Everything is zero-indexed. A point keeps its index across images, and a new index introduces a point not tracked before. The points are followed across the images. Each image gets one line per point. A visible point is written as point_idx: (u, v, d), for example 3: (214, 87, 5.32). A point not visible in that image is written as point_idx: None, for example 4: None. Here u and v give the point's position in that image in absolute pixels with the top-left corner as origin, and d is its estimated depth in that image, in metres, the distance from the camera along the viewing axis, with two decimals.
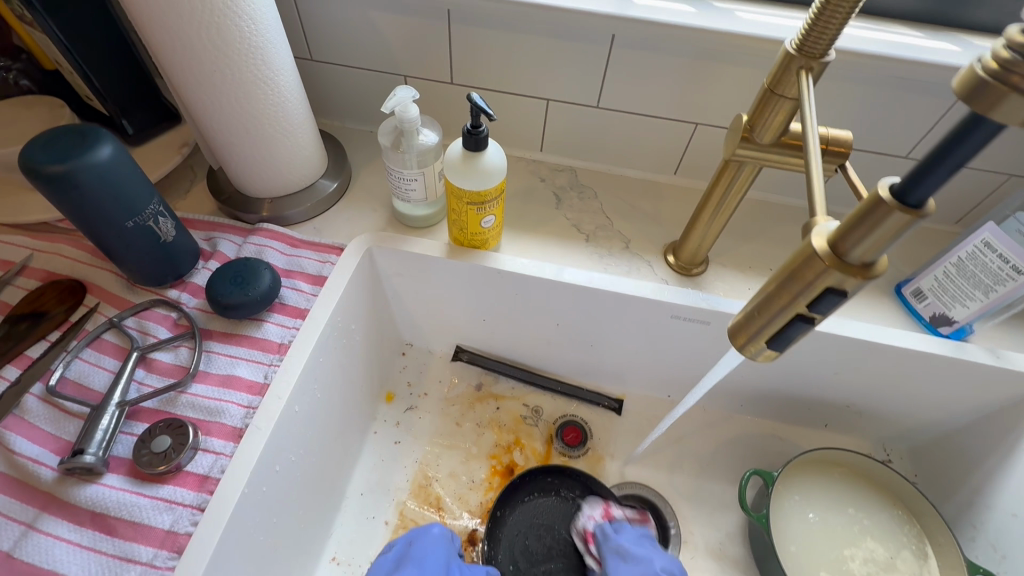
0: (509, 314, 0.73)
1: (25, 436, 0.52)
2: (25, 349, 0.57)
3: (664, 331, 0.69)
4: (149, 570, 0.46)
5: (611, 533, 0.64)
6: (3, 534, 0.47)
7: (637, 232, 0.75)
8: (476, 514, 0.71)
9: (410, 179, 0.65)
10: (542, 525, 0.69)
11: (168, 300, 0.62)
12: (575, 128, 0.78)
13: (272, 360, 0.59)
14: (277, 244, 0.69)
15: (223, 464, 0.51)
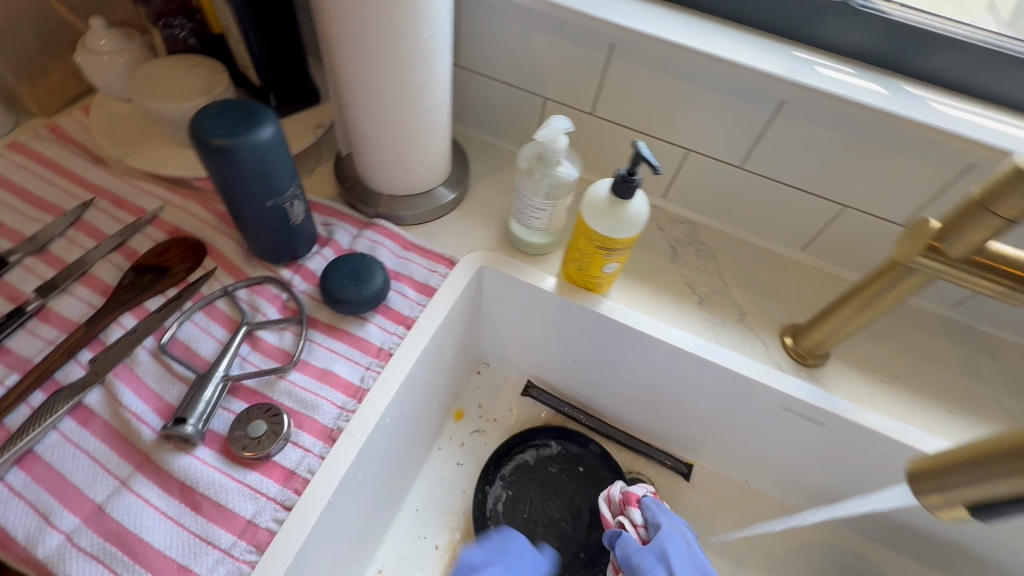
0: (601, 361, 0.70)
1: (132, 390, 0.52)
2: (144, 301, 0.59)
3: (766, 419, 0.65)
4: (226, 559, 0.45)
5: (665, 514, 0.61)
6: (99, 485, 0.47)
7: (753, 305, 0.70)
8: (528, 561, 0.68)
9: (537, 207, 0.63)
10: (508, 517, 0.70)
11: (281, 280, 0.62)
12: (708, 183, 0.73)
13: (370, 363, 0.58)
14: (389, 243, 0.68)
15: (310, 463, 0.50)
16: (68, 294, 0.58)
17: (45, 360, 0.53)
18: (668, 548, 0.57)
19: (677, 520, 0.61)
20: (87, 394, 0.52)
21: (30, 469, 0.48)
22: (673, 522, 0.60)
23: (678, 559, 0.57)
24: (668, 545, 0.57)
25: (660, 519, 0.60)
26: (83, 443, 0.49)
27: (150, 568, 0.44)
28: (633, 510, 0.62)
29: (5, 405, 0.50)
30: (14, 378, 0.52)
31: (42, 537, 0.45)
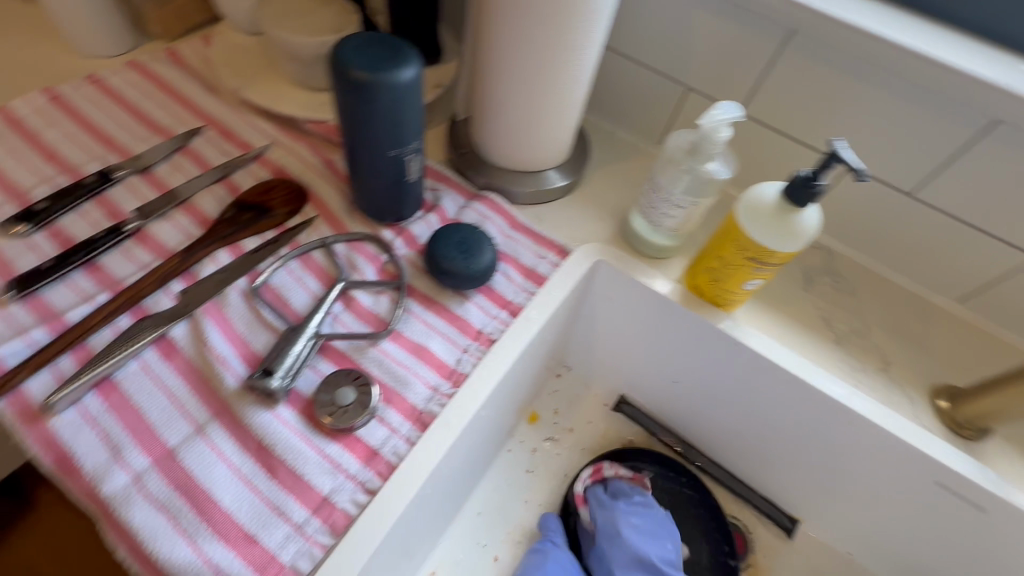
0: (710, 387, 0.62)
1: (219, 331, 0.48)
2: (241, 240, 0.55)
3: (903, 488, 0.55)
4: (297, 536, 0.40)
5: (623, 501, 0.64)
6: (174, 427, 0.43)
7: (898, 354, 0.61)
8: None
9: (675, 204, 0.56)
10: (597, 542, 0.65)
11: (383, 240, 0.57)
12: (862, 207, 0.64)
13: (468, 346, 0.52)
14: (498, 219, 0.62)
15: (396, 446, 0.45)
16: (168, 221, 0.55)
17: (137, 284, 0.49)
18: (607, 528, 0.62)
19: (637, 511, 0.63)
20: (173, 327, 0.48)
21: (107, 397, 0.44)
22: (624, 512, 0.63)
23: (613, 545, 0.61)
24: (608, 526, 0.62)
25: (616, 504, 0.64)
26: (162, 378, 0.46)
27: (216, 530, 0.39)
28: (599, 490, 0.65)
29: (91, 323, 0.46)
30: (103, 297, 0.49)
31: (110, 473, 0.41)
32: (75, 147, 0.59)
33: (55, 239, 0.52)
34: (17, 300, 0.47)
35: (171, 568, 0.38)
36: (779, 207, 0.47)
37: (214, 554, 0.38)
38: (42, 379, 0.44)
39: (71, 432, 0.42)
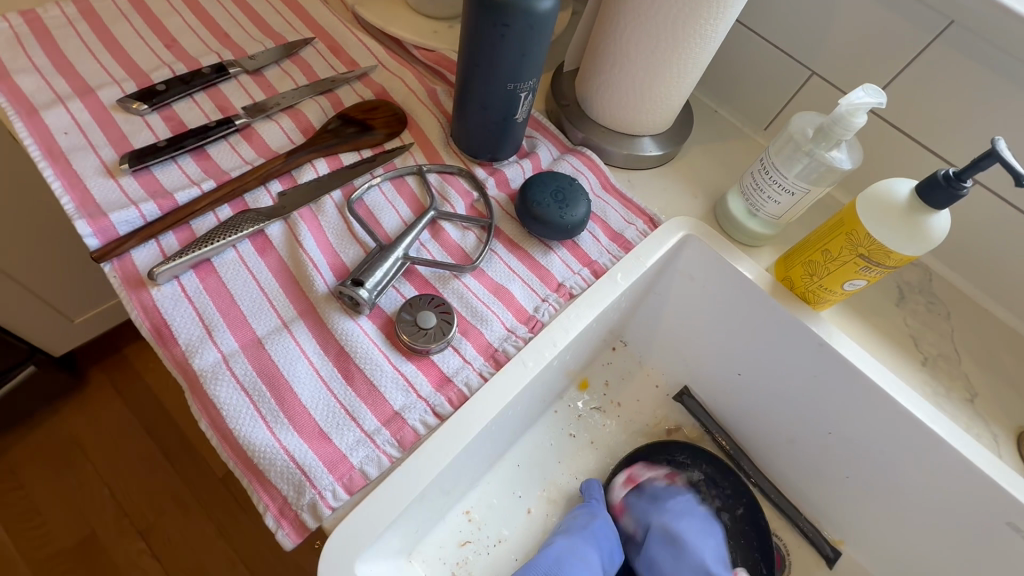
0: (776, 385, 0.60)
1: (312, 236, 0.49)
2: (340, 153, 0.55)
3: (968, 524, 0.53)
4: (366, 442, 0.41)
5: (655, 508, 0.65)
6: (262, 319, 0.45)
7: (985, 388, 0.57)
8: None
9: (784, 189, 0.53)
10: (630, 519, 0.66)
11: (476, 178, 0.56)
12: (979, 229, 0.59)
13: (548, 296, 0.51)
14: (591, 177, 0.61)
15: (468, 377, 0.45)
16: (273, 123, 0.56)
17: (241, 177, 0.50)
18: (654, 545, 0.63)
19: (667, 515, 0.64)
20: (270, 225, 0.49)
21: (204, 279, 0.45)
22: (657, 522, 0.64)
23: (670, 561, 0.62)
24: (653, 545, 0.63)
25: (647, 518, 0.65)
26: (256, 271, 0.47)
27: (293, 422, 0.41)
28: (623, 517, 0.65)
29: (197, 207, 0.48)
30: (209, 184, 0.50)
31: (201, 349, 0.42)
32: (193, 38, 0.60)
33: (168, 122, 0.53)
34: (130, 172, 0.49)
35: (248, 447, 0.39)
36: (910, 204, 0.44)
37: (289, 443, 0.40)
38: (148, 250, 0.45)
39: (169, 304, 0.44)
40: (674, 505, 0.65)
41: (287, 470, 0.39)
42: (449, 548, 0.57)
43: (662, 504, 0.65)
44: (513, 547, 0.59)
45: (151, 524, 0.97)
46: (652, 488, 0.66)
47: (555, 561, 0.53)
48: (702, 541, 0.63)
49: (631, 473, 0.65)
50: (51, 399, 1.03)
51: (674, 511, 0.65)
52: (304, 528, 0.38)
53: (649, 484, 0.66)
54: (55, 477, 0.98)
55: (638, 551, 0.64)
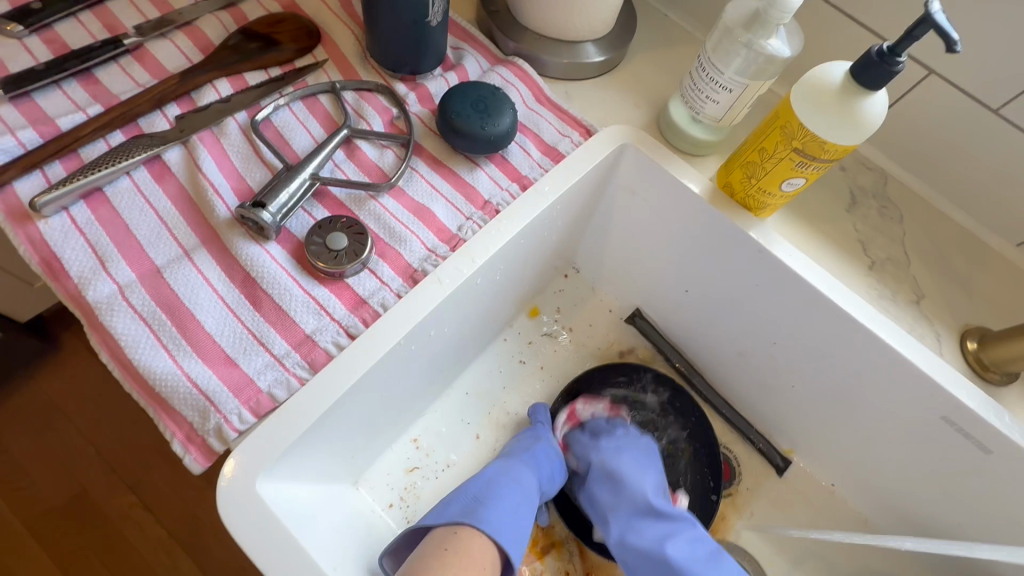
0: (723, 299, 0.59)
1: (214, 160, 0.46)
2: (244, 72, 0.51)
3: (907, 422, 0.53)
4: (275, 366, 0.40)
5: (594, 445, 0.62)
6: (161, 248, 0.42)
7: (934, 290, 0.56)
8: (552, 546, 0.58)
9: (721, 86, 0.50)
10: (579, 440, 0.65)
11: (396, 93, 0.52)
12: (933, 123, 0.56)
13: (472, 214, 0.49)
14: (524, 89, 0.56)
15: (384, 298, 0.44)
16: (169, 42, 0.51)
17: (131, 100, 0.46)
18: (593, 482, 0.60)
19: (605, 452, 0.60)
20: (167, 151, 0.46)
21: (96, 209, 0.43)
22: (596, 459, 0.61)
23: (608, 497, 0.58)
24: (593, 482, 0.60)
25: (587, 456, 0.62)
26: (153, 199, 0.44)
27: (196, 348, 0.39)
28: (567, 455, 0.63)
29: (83, 133, 0.44)
30: (96, 109, 0.46)
31: (95, 281, 0.40)
32: None
33: (50, 46, 0.48)
34: (8, 99, 0.45)
35: (149, 376, 0.38)
36: (843, 89, 0.41)
37: (192, 370, 0.38)
38: (32, 181, 0.42)
39: (59, 236, 0.41)
40: (612, 441, 0.61)
41: (191, 397, 0.38)
42: (396, 475, 0.57)
43: (601, 441, 0.62)
44: (463, 471, 0.59)
45: (139, 479, 0.88)
46: (594, 424, 0.63)
47: (486, 482, 0.50)
48: (640, 475, 0.58)
49: (573, 411, 0.63)
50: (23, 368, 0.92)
51: (612, 447, 0.61)
52: (213, 452, 0.38)
53: (591, 422, 0.64)
54: (35, 440, 0.89)
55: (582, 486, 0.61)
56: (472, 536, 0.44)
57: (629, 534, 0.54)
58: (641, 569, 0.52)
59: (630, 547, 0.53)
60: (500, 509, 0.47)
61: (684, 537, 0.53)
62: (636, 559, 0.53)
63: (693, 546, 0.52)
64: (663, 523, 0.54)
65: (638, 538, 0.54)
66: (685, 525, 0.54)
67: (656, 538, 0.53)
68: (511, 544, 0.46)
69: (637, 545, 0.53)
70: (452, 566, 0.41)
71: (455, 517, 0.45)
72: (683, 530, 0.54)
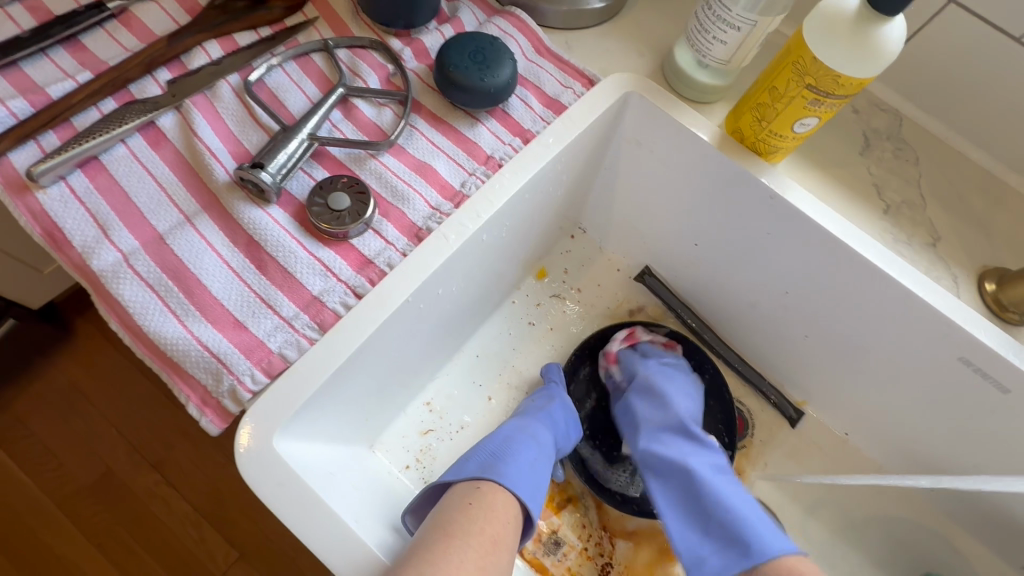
0: (734, 250, 0.58)
1: (209, 124, 0.45)
2: (233, 33, 0.49)
3: (924, 366, 0.52)
4: (285, 328, 0.39)
5: (643, 361, 0.62)
6: (162, 215, 0.42)
7: (951, 231, 0.55)
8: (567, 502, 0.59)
9: (729, 24, 0.47)
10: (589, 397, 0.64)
11: (391, 49, 0.51)
12: (953, 57, 0.54)
13: (475, 170, 0.48)
14: (522, 40, 0.54)
15: (390, 257, 0.43)
16: (153, 5, 0.49)
17: (120, 64, 0.45)
18: (635, 394, 0.60)
19: (653, 368, 0.60)
20: (161, 116, 0.45)
21: (94, 178, 0.42)
22: (641, 372, 0.60)
23: (648, 411, 0.59)
24: (634, 393, 0.60)
25: (634, 368, 0.62)
26: (151, 166, 0.43)
27: (205, 313, 0.39)
28: (613, 367, 0.64)
29: (74, 101, 0.43)
30: (86, 76, 0.45)
31: (99, 250, 0.40)
32: None
33: (33, 14, 0.46)
34: None
35: (160, 341, 0.38)
36: (858, 18, 0.39)
37: (202, 334, 0.38)
38: (26, 151, 0.42)
39: (59, 207, 0.41)
40: (661, 364, 0.61)
41: (203, 360, 0.38)
42: (411, 437, 0.58)
43: (651, 360, 0.62)
44: (477, 432, 0.59)
45: (162, 458, 0.90)
46: (647, 347, 0.63)
47: (503, 440, 0.50)
48: (681, 398, 0.59)
49: (632, 332, 0.64)
50: (40, 353, 0.94)
51: (660, 368, 0.61)
52: (229, 414, 0.38)
53: (645, 344, 0.63)
54: (59, 423, 0.91)
55: (621, 398, 0.62)
56: (493, 491, 0.44)
57: (656, 444, 0.56)
58: (665, 473, 0.54)
59: (658, 453, 0.55)
60: (519, 465, 0.47)
61: (708, 460, 0.54)
62: (663, 463, 0.54)
63: (715, 469, 0.53)
64: (692, 443, 0.56)
65: (666, 449, 0.55)
66: (709, 451, 0.55)
67: (681, 453, 0.55)
68: (531, 498, 0.45)
69: (665, 454, 0.55)
70: (478, 520, 0.41)
71: (475, 473, 0.45)
72: (708, 454, 0.55)
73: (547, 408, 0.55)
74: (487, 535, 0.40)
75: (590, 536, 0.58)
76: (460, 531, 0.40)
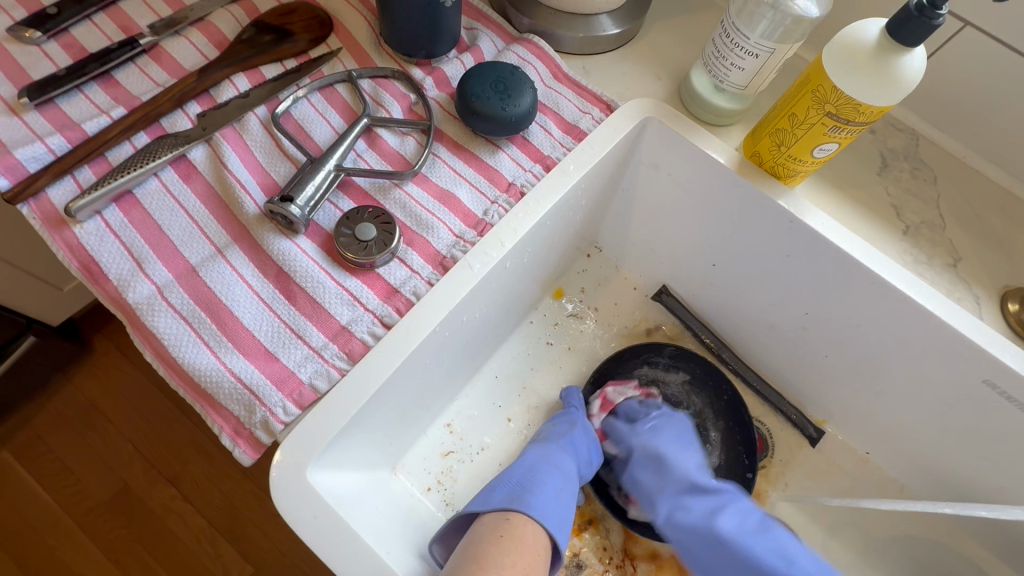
0: (752, 271, 0.58)
1: (238, 156, 0.46)
2: (260, 66, 0.50)
3: (949, 388, 0.52)
4: (315, 358, 0.40)
5: (631, 429, 0.60)
6: (194, 247, 0.43)
7: (971, 251, 0.55)
8: (590, 525, 0.59)
9: (746, 51, 0.48)
10: None
11: (413, 79, 0.52)
12: (972, 78, 0.54)
13: (497, 198, 0.48)
14: (540, 66, 0.55)
15: (416, 286, 0.44)
16: (184, 39, 0.51)
17: (152, 100, 0.46)
18: (636, 466, 0.57)
19: (646, 434, 0.58)
20: (192, 149, 0.46)
21: (128, 212, 0.43)
22: (637, 444, 0.58)
23: (653, 479, 0.56)
24: (636, 466, 0.57)
25: (627, 441, 0.59)
26: (182, 199, 0.44)
27: (237, 345, 0.40)
28: (605, 443, 0.61)
29: (109, 136, 0.44)
30: (119, 112, 0.46)
31: (134, 282, 0.41)
32: None
33: (69, 50, 0.48)
34: (34, 107, 0.45)
35: (193, 372, 0.39)
36: (879, 47, 0.40)
37: (234, 365, 0.39)
38: (64, 187, 0.43)
39: (95, 240, 0.42)
40: (651, 423, 0.59)
41: (236, 392, 0.39)
42: (432, 460, 0.58)
43: (638, 425, 0.60)
44: (497, 454, 0.60)
45: (178, 472, 0.91)
46: (628, 407, 0.62)
47: (529, 469, 0.50)
48: (681, 454, 0.57)
49: (606, 397, 0.61)
50: (61, 372, 0.95)
51: (651, 428, 0.59)
52: (260, 444, 0.39)
53: (626, 404, 0.62)
54: (79, 440, 0.92)
55: (624, 471, 0.59)
56: (522, 523, 0.44)
57: (677, 512, 0.52)
58: (693, 547, 0.50)
59: (682, 525, 0.51)
60: (545, 494, 0.47)
61: (732, 507, 0.51)
62: (688, 535, 0.51)
63: (743, 516, 0.51)
64: (709, 498, 0.53)
65: (688, 516, 0.52)
66: (732, 499, 0.52)
67: (705, 514, 0.51)
68: (558, 529, 0.46)
69: (687, 523, 0.51)
70: (511, 552, 0.41)
71: (503, 504, 0.45)
72: (730, 502, 0.52)
73: (570, 435, 0.55)
74: (520, 568, 0.40)
75: (611, 558, 0.58)
76: (494, 565, 0.40)
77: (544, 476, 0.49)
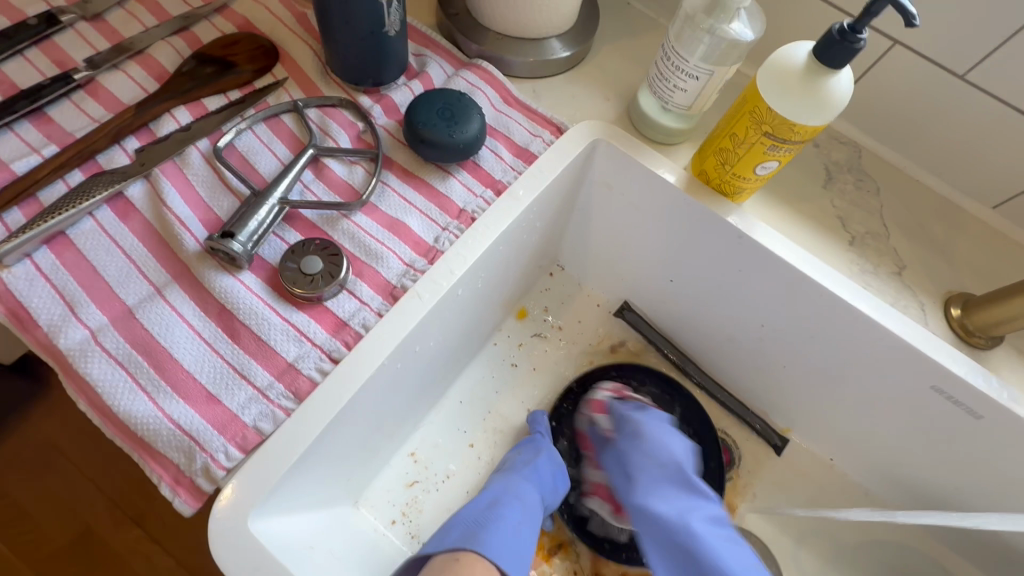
0: (708, 286, 0.59)
1: (178, 192, 0.45)
2: (203, 98, 0.49)
3: (900, 394, 0.53)
4: (260, 399, 0.39)
5: (631, 410, 0.59)
6: (131, 287, 0.41)
7: (914, 258, 0.56)
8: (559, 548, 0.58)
9: (687, 74, 0.49)
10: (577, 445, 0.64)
11: (360, 107, 0.51)
12: (904, 95, 0.56)
13: (448, 225, 0.48)
14: (490, 91, 0.55)
15: (365, 318, 0.43)
16: (121, 73, 0.50)
17: (87, 136, 0.45)
18: (626, 442, 0.57)
19: (649, 422, 0.57)
20: (130, 186, 0.45)
21: (60, 253, 0.41)
22: (631, 419, 0.58)
23: (638, 456, 0.55)
24: (626, 443, 0.57)
25: (623, 414, 0.59)
26: (119, 238, 0.43)
27: (176, 389, 0.38)
28: (597, 414, 0.61)
29: (39, 176, 0.43)
30: (52, 150, 0.45)
31: (66, 328, 0.39)
32: None
33: None
34: None
35: (130, 420, 0.37)
36: (807, 69, 0.41)
37: (174, 410, 0.38)
38: None
39: (24, 285, 0.40)
40: (650, 414, 0.59)
41: (175, 439, 0.37)
42: (395, 491, 0.57)
43: (644, 411, 0.59)
44: (462, 481, 0.58)
45: (144, 511, 0.87)
46: (636, 401, 0.61)
47: (489, 502, 0.49)
48: (671, 440, 0.56)
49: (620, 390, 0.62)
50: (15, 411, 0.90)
51: (655, 418, 0.58)
52: (202, 492, 0.37)
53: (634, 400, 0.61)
54: (35, 483, 0.87)
55: (609, 449, 0.59)
56: (475, 562, 0.43)
57: (652, 498, 0.51)
58: (659, 533, 0.49)
59: (650, 509, 0.50)
60: (502, 531, 0.46)
61: (707, 512, 0.50)
62: (655, 522, 0.49)
63: (714, 524, 0.49)
64: (684, 494, 0.51)
65: (661, 504, 0.50)
66: (708, 503, 0.51)
67: (676, 508, 0.50)
68: (512, 565, 0.45)
69: (659, 512, 0.50)
70: None
71: (457, 543, 0.44)
72: (707, 506, 0.50)
73: (535, 463, 0.54)
74: None
75: None
76: None
77: (505, 510, 0.49)
